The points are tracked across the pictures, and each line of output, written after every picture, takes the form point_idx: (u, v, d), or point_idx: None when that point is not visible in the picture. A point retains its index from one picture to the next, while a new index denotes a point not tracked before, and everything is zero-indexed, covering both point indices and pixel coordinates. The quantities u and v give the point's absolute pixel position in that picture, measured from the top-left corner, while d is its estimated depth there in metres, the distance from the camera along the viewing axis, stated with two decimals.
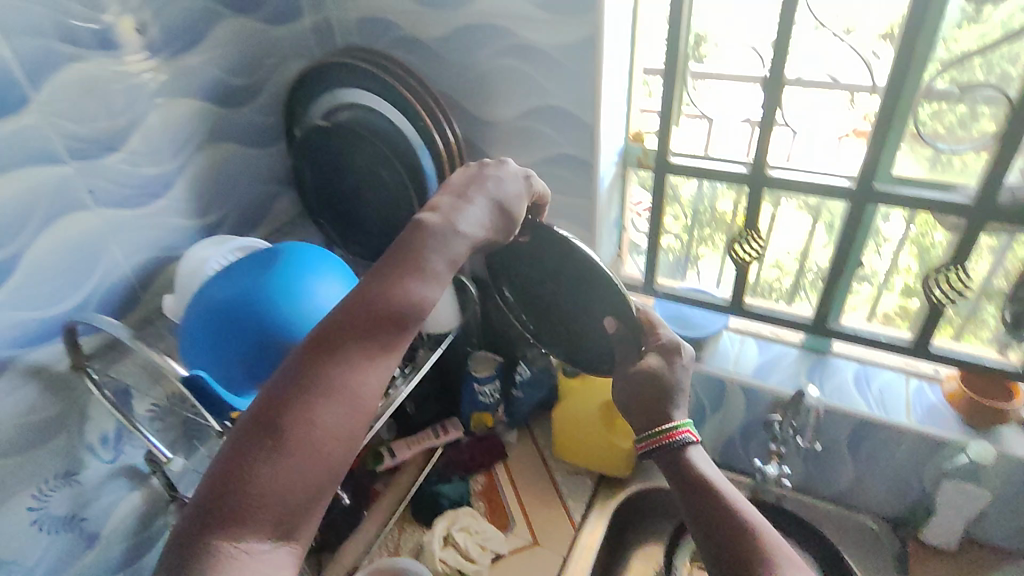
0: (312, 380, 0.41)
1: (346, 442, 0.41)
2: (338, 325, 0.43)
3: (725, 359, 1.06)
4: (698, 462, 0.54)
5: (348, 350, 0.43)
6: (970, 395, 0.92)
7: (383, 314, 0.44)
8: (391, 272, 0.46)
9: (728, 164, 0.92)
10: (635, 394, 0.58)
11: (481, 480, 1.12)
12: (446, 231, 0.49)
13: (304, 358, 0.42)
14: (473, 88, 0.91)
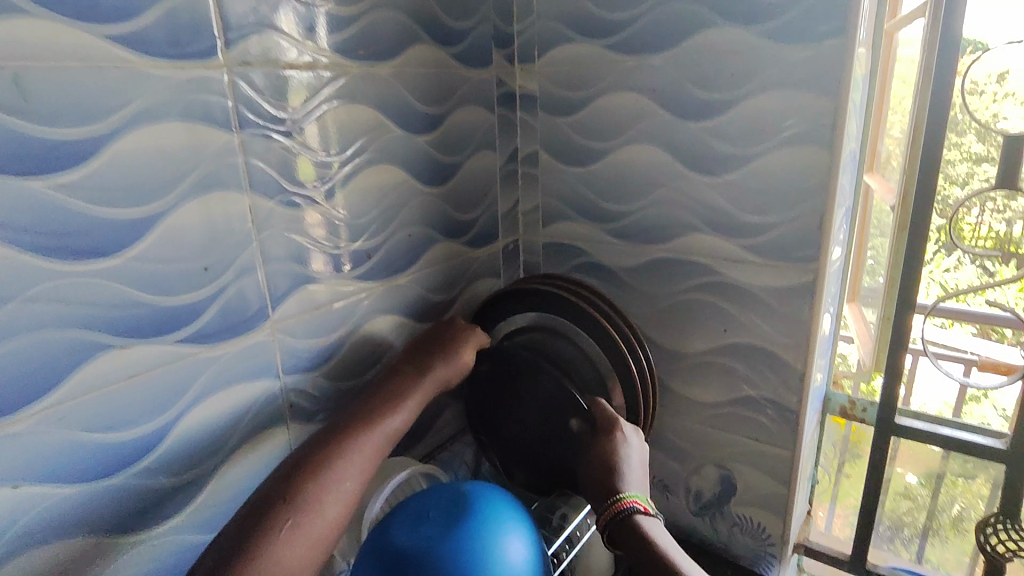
0: (313, 470, 0.58)
1: (341, 519, 0.57)
2: (328, 434, 0.62)
3: None
4: (650, 527, 0.64)
5: (337, 452, 0.60)
6: None
7: (368, 430, 0.63)
8: (362, 410, 0.65)
9: (975, 433, 0.79)
10: (591, 466, 0.69)
11: None
12: (410, 374, 0.70)
13: (308, 455, 0.59)
14: (662, 318, 0.88)
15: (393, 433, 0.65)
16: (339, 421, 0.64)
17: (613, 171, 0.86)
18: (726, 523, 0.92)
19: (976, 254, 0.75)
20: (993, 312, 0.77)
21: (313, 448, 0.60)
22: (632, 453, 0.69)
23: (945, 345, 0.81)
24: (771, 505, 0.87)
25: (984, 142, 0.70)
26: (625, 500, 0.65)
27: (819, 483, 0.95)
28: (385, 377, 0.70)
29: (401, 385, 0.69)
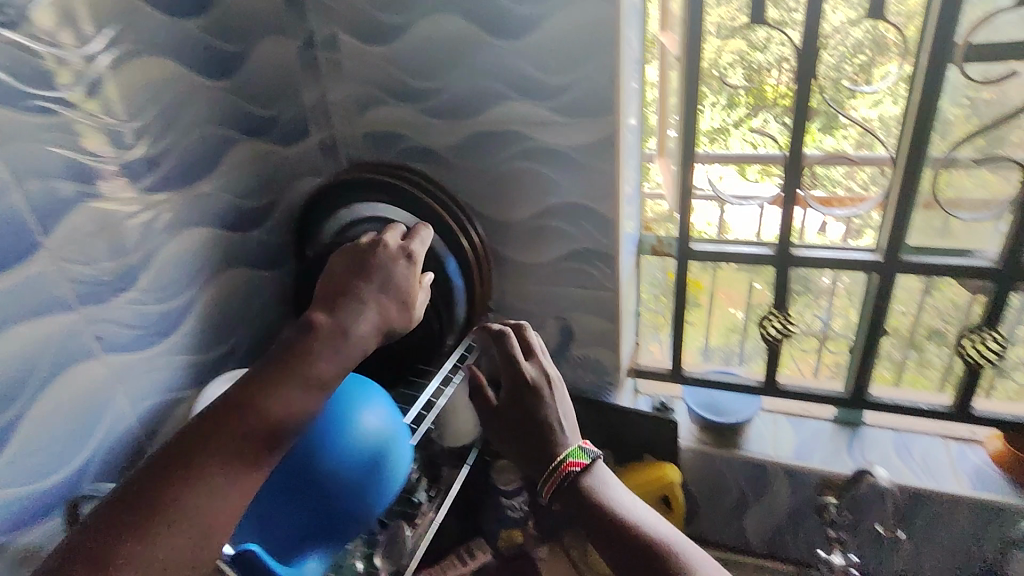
0: (177, 480, 0.43)
1: (204, 540, 0.42)
2: (188, 435, 0.45)
3: (763, 442, 1.00)
4: (593, 484, 0.59)
5: (214, 450, 0.45)
6: (1019, 458, 0.90)
7: (245, 428, 0.46)
8: (256, 394, 0.47)
9: (749, 246, 0.94)
10: (519, 430, 0.64)
11: None
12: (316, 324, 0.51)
13: (173, 455, 0.44)
14: (490, 190, 0.90)
15: (296, 412, 0.48)
16: (229, 398, 0.47)
17: (418, 46, 0.83)
18: (572, 366, 1.03)
19: (775, 111, 0.84)
20: (765, 149, 0.87)
21: (184, 445, 0.44)
22: (562, 406, 0.64)
23: (739, 192, 0.91)
24: (604, 342, 0.99)
25: (777, 7, 0.78)
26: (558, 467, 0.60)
27: (646, 317, 1.06)
28: (295, 328, 0.51)
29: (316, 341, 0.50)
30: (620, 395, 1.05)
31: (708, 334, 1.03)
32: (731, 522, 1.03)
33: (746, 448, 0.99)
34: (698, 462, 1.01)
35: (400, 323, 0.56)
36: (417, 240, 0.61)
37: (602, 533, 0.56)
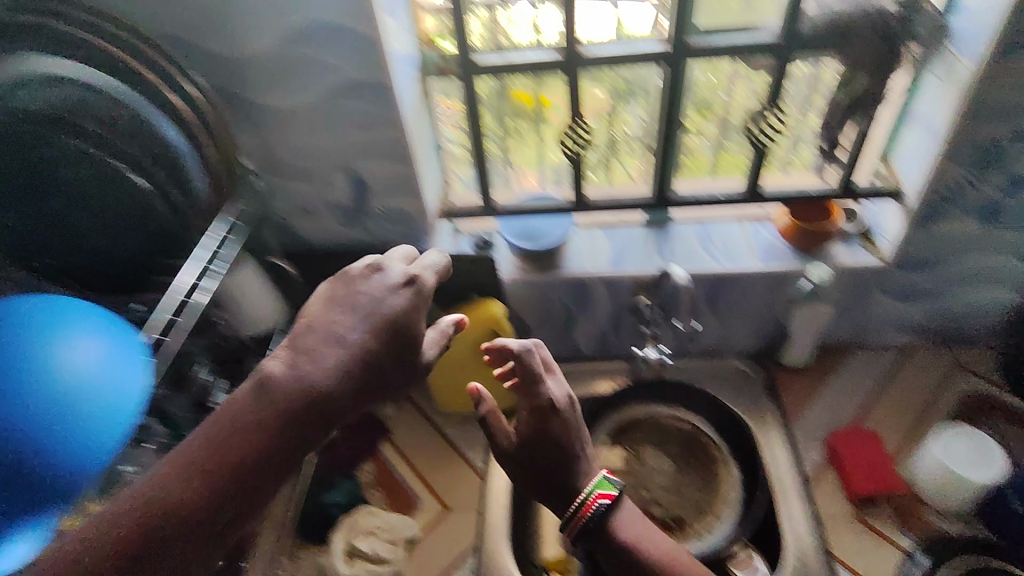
0: (182, 512, 0.52)
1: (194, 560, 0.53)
2: (202, 471, 0.54)
3: (580, 257, 0.99)
4: (613, 527, 0.69)
5: (213, 489, 0.54)
6: (802, 227, 0.95)
7: (250, 468, 0.55)
8: (261, 437, 0.56)
9: (536, 53, 0.85)
10: (530, 463, 0.71)
11: (370, 470, 0.97)
12: (314, 367, 0.59)
13: (179, 491, 0.53)
14: (211, 20, 0.73)
15: (285, 455, 0.57)
16: (224, 425, 0.56)
17: None
18: (377, 219, 0.93)
19: None
20: None
21: (185, 488, 0.53)
22: (580, 429, 0.72)
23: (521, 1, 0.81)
24: (404, 187, 0.88)
25: None
26: (583, 508, 0.68)
27: (461, 144, 0.96)
28: (246, 387, 0.59)
29: (276, 396, 0.58)
30: (433, 239, 0.96)
31: (542, 145, 0.96)
32: (566, 336, 1.09)
33: (565, 269, 0.98)
34: (524, 290, 1.00)
35: (384, 368, 0.62)
36: (432, 278, 0.67)
37: (611, 557, 0.68)
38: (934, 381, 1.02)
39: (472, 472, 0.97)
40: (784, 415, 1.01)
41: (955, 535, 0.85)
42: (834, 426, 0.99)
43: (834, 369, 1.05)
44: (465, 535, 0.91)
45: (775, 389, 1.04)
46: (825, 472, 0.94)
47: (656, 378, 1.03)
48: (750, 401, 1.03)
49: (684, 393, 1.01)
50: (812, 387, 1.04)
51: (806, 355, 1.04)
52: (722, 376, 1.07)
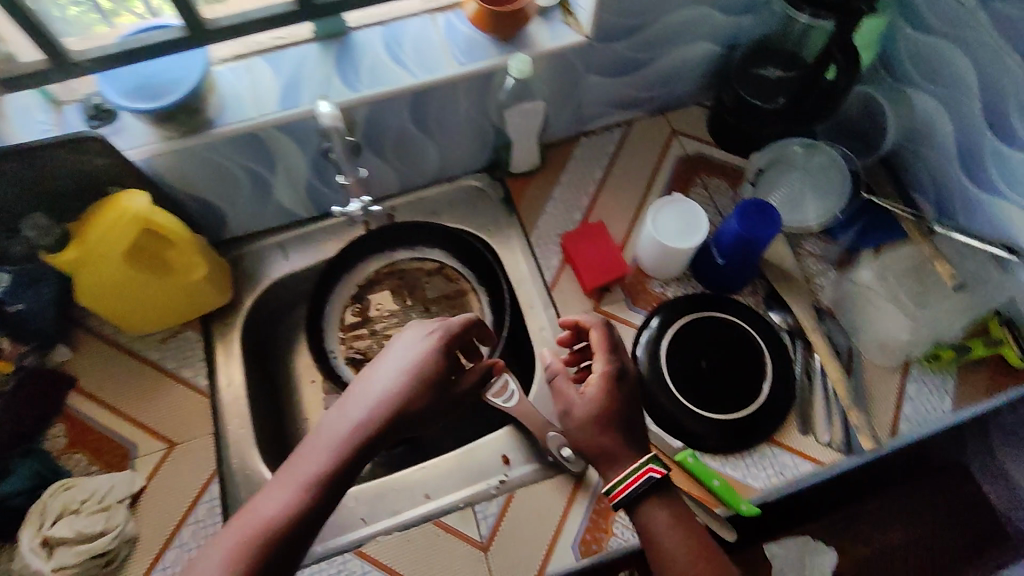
0: (276, 541, 0.59)
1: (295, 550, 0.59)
2: (298, 476, 0.63)
3: (239, 102, 0.78)
4: (651, 508, 0.66)
5: (294, 520, 0.60)
6: (491, 12, 0.80)
7: (336, 470, 0.63)
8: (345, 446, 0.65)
9: None
10: (588, 439, 0.69)
11: (62, 433, 0.80)
12: (366, 409, 0.67)
13: (270, 522, 0.59)
14: None
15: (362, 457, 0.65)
16: (299, 458, 0.64)
17: None
18: None
19: None
20: None
21: (282, 510, 0.60)
22: (635, 402, 0.70)
23: None
24: None
25: None
26: (624, 482, 0.65)
27: None
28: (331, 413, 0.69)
29: (331, 418, 0.68)
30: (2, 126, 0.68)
31: None
32: (266, 204, 0.90)
33: (219, 123, 0.76)
34: (180, 162, 0.77)
35: (431, 399, 0.70)
36: (458, 319, 0.73)
37: (647, 535, 0.65)
38: (654, 155, 1.02)
39: (193, 391, 0.83)
40: (521, 227, 0.96)
41: (679, 298, 0.90)
42: (569, 224, 0.96)
43: (564, 163, 1.01)
44: (201, 463, 0.79)
45: (510, 200, 0.99)
46: (563, 272, 0.93)
47: (384, 228, 0.95)
48: (484, 220, 0.98)
49: (415, 236, 0.96)
50: (547, 189, 0.99)
51: (533, 158, 0.97)
52: (454, 201, 0.99)
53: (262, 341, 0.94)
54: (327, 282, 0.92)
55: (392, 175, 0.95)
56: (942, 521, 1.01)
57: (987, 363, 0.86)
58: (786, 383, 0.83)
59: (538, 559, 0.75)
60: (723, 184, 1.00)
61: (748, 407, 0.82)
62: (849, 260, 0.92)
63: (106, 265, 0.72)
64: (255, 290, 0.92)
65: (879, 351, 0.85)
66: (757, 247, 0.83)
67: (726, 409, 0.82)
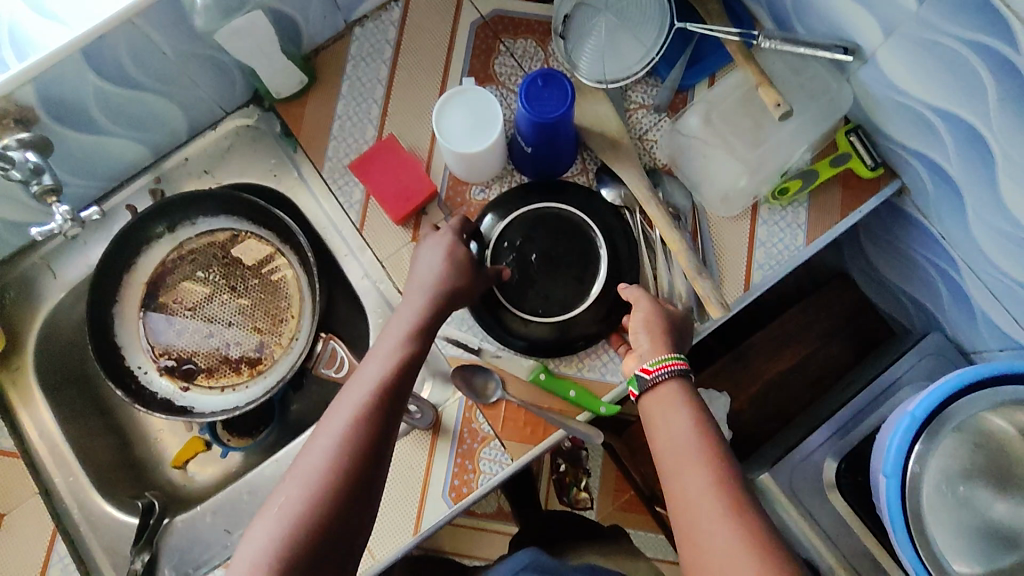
0: (361, 450, 0.55)
1: (388, 426, 0.58)
2: (372, 352, 0.62)
3: None
4: (679, 392, 0.60)
5: (392, 387, 0.59)
6: None
7: (409, 337, 0.63)
8: (412, 310, 0.65)
9: None
10: (651, 325, 0.66)
11: None
12: (418, 308, 0.65)
13: (356, 425, 0.56)
14: None
15: (429, 314, 0.65)
16: (384, 347, 0.62)
17: None
18: None
19: None
20: None
21: (379, 378, 0.59)
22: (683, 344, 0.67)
23: None
24: None
25: None
26: (669, 360, 0.62)
27: None
28: (428, 274, 0.68)
29: (411, 297, 0.66)
30: None
31: None
32: None
33: None
34: None
35: (471, 286, 0.68)
36: (456, 219, 0.73)
37: (671, 422, 0.59)
38: (444, 27, 0.84)
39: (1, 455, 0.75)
40: (311, 160, 0.81)
41: (504, 196, 0.78)
42: (364, 142, 0.82)
43: (342, 67, 0.83)
44: (37, 524, 0.73)
45: (288, 131, 0.82)
46: (369, 204, 0.79)
47: (155, 209, 0.80)
48: (266, 165, 0.83)
49: (185, 209, 0.81)
50: (331, 105, 0.82)
51: (294, 76, 0.79)
52: (227, 151, 0.83)
53: (72, 372, 0.83)
54: (112, 290, 0.80)
55: (134, 145, 0.78)
56: (828, 335, 0.95)
57: (839, 179, 0.77)
58: (625, 261, 0.75)
59: (411, 520, 0.72)
60: (531, 46, 0.83)
61: (589, 296, 0.74)
62: (683, 102, 0.80)
63: None
64: (34, 324, 0.79)
65: (722, 204, 0.76)
66: (559, 128, 0.69)
67: (565, 304, 0.74)
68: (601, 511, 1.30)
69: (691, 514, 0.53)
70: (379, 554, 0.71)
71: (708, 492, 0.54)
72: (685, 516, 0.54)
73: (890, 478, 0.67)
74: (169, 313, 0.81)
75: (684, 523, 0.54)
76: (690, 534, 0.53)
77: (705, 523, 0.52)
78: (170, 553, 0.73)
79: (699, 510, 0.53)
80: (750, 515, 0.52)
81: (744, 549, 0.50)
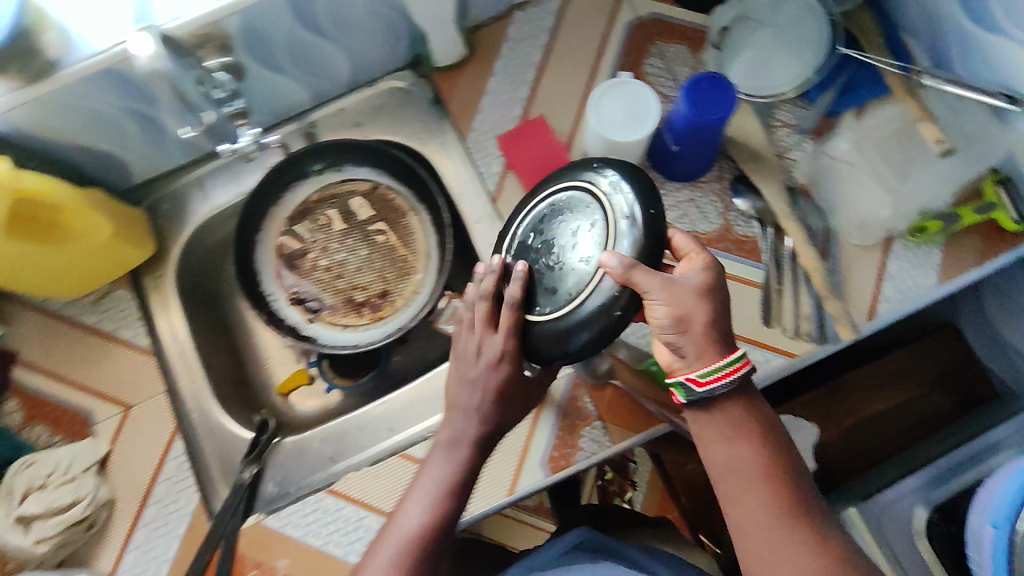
0: None
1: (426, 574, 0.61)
2: (411, 497, 0.63)
3: (86, 35, 0.67)
4: (737, 406, 0.60)
5: (431, 538, 0.61)
6: None
7: (448, 488, 0.63)
8: (452, 456, 0.64)
9: None
10: (692, 309, 0.58)
11: (15, 407, 0.79)
12: (457, 454, 0.64)
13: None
14: None
15: (469, 458, 0.64)
16: (427, 491, 0.63)
17: None
18: None
19: None
20: None
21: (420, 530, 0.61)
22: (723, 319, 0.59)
23: None
24: None
25: None
26: (722, 370, 0.58)
27: None
28: (466, 412, 0.64)
29: (451, 428, 0.65)
30: None
31: None
32: (164, 141, 0.81)
33: (66, 63, 0.66)
34: (40, 115, 0.68)
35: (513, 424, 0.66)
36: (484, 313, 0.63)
37: (730, 440, 0.59)
38: (602, 19, 0.86)
39: (137, 351, 0.81)
40: (456, 127, 0.85)
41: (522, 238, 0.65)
42: (508, 120, 0.85)
43: (499, 47, 0.87)
44: (158, 424, 0.78)
45: (439, 97, 0.87)
46: (507, 178, 0.82)
47: (304, 150, 0.84)
48: (413, 127, 0.87)
49: (336, 155, 0.86)
50: (482, 80, 0.86)
51: (457, 46, 0.83)
52: (377, 108, 0.88)
53: (202, 289, 0.89)
54: (256, 216, 0.85)
55: (300, 88, 0.83)
56: (928, 385, 0.94)
57: (980, 228, 0.76)
58: (648, 223, 0.58)
59: (507, 481, 0.74)
60: (684, 51, 0.84)
61: (597, 270, 0.58)
62: (827, 127, 0.80)
63: None
64: (181, 237, 0.86)
65: (858, 231, 0.76)
66: (710, 133, 0.72)
67: (578, 287, 0.59)
68: (647, 507, 1.30)
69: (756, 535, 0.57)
70: (473, 506, 0.73)
71: (773, 516, 0.56)
72: (751, 538, 0.57)
73: (998, 529, 0.67)
74: (305, 251, 0.87)
75: (759, 549, 0.56)
76: (762, 560, 0.56)
77: (782, 553, 0.55)
78: (276, 469, 0.78)
79: (772, 542, 0.56)
80: (814, 533, 0.56)
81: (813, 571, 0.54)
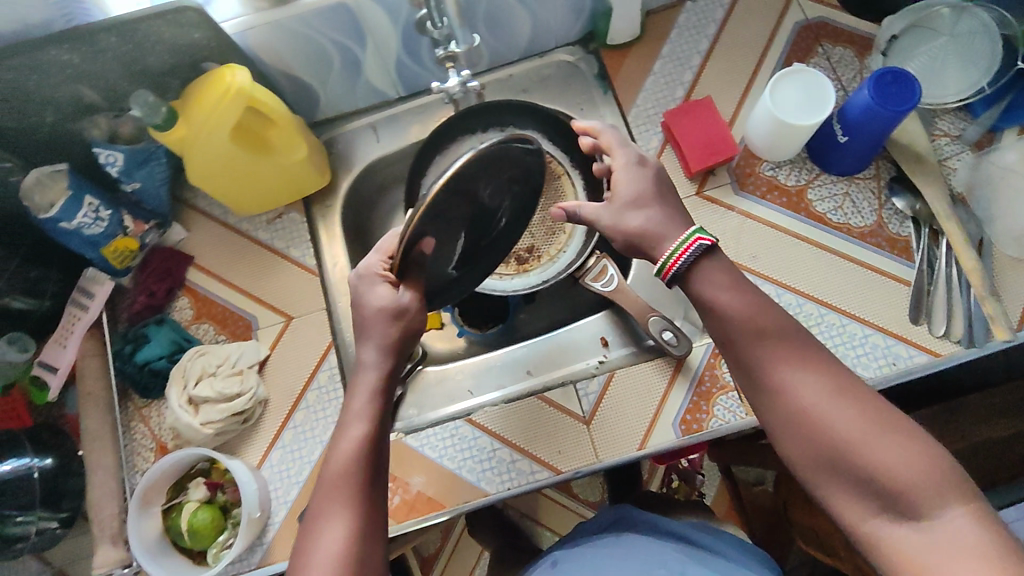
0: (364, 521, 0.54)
1: (376, 491, 0.56)
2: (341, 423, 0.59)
3: None
4: (708, 261, 0.57)
5: (372, 451, 0.57)
6: None
7: (376, 404, 0.59)
8: (368, 376, 0.60)
9: None
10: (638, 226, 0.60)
11: (187, 305, 0.85)
12: (376, 368, 0.61)
13: (350, 498, 0.54)
14: None
15: (387, 375, 0.61)
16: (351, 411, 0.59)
17: None
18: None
19: None
20: None
21: (360, 443, 0.57)
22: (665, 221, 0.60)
23: None
24: None
25: None
26: (677, 257, 0.57)
27: None
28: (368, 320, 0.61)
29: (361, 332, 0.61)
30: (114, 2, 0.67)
31: None
32: (355, 82, 0.88)
33: None
34: (271, 37, 0.75)
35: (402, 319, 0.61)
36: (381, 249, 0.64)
37: (721, 300, 0.56)
38: (772, 16, 0.90)
39: (303, 269, 0.87)
40: (617, 102, 0.90)
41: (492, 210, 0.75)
42: (671, 101, 0.89)
43: (666, 33, 0.92)
44: (315, 337, 0.84)
45: (604, 74, 0.92)
46: (665, 153, 0.86)
47: (479, 105, 0.91)
48: (575, 99, 0.93)
49: (505, 115, 0.92)
50: (647, 62, 0.91)
51: (632, 26, 0.88)
52: (545, 78, 0.94)
53: (358, 224, 0.95)
54: (423, 159, 0.91)
55: (481, 50, 0.90)
56: None
57: None
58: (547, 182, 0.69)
59: (640, 435, 0.77)
60: (849, 55, 0.88)
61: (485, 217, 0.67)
62: (988, 142, 0.83)
63: (201, 137, 0.72)
64: (351, 172, 0.92)
65: (1014, 244, 0.78)
66: (884, 125, 0.74)
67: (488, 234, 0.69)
68: None
69: (773, 382, 0.54)
70: (603, 454, 0.77)
71: (785, 361, 0.54)
72: (767, 390, 0.54)
73: None
74: None
75: (770, 390, 0.54)
76: (783, 402, 0.53)
77: (806, 389, 0.52)
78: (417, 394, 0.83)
79: (794, 384, 0.53)
80: (833, 368, 0.53)
81: (843, 401, 0.51)
